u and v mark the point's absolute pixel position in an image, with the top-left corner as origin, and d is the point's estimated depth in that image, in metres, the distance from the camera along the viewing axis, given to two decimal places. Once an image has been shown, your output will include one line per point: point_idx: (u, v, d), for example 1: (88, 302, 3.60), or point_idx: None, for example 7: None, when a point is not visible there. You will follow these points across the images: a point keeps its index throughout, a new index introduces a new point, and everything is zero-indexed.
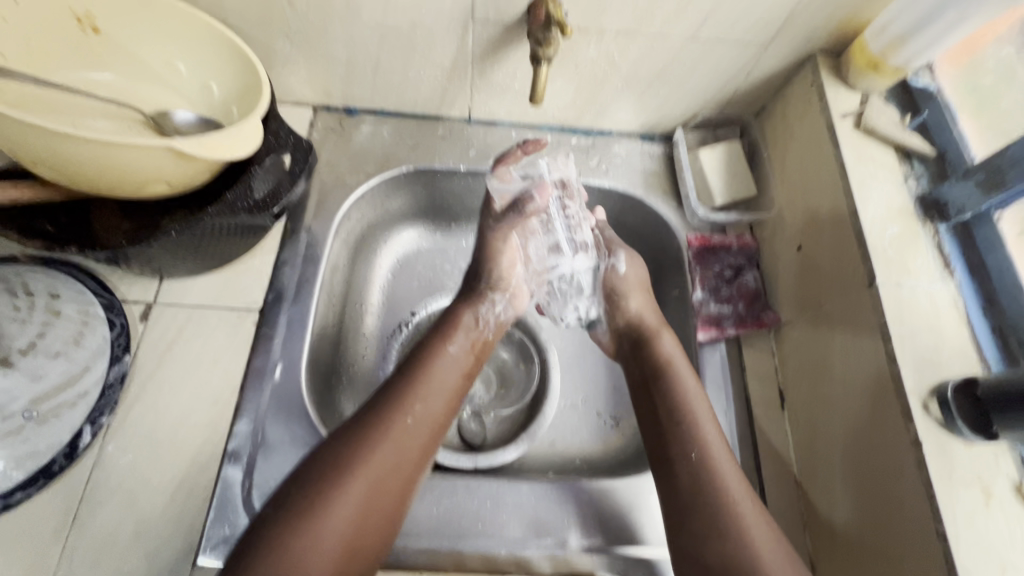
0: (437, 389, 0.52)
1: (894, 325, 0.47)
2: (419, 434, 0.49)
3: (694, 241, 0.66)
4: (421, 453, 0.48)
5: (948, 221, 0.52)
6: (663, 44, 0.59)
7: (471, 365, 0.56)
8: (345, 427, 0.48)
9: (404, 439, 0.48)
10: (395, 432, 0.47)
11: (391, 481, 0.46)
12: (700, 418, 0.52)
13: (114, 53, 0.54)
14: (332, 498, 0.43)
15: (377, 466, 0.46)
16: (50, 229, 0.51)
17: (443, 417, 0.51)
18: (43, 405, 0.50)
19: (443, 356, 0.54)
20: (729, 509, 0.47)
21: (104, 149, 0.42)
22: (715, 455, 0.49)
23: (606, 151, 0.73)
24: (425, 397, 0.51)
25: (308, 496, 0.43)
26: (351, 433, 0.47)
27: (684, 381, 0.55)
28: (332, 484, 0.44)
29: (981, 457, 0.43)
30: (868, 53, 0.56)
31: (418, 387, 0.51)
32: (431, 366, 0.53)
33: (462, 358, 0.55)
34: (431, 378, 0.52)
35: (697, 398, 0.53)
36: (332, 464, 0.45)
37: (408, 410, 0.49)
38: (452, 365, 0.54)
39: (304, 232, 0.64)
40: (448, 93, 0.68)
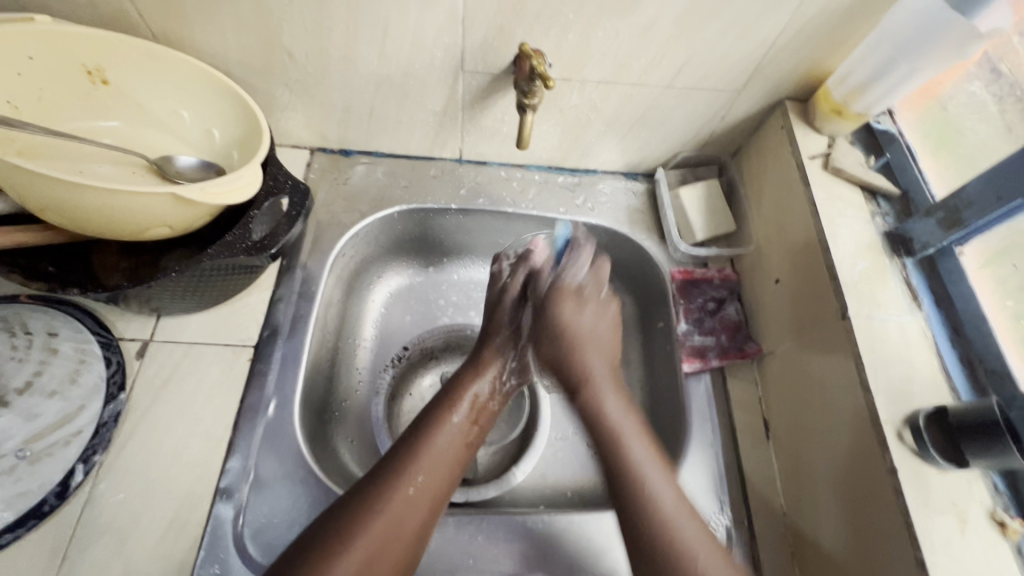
0: (438, 459, 0.52)
1: (867, 356, 0.49)
2: (419, 507, 0.49)
3: (677, 275, 0.69)
4: (420, 528, 0.48)
5: (913, 256, 0.55)
6: (641, 92, 0.63)
7: (472, 436, 0.56)
8: (347, 497, 0.48)
9: (407, 511, 0.48)
10: (396, 507, 0.47)
11: (388, 558, 0.46)
12: (654, 483, 0.50)
13: (122, 103, 0.57)
14: (329, 572, 0.43)
15: (377, 540, 0.46)
16: (51, 271, 0.53)
17: (445, 489, 0.51)
18: (36, 444, 0.51)
19: (445, 428, 0.54)
20: (671, 538, 0.47)
21: (111, 197, 0.45)
22: (660, 498, 0.49)
23: (591, 189, 0.76)
24: (428, 466, 0.51)
25: (307, 571, 0.43)
26: (352, 504, 0.47)
27: (605, 407, 0.56)
28: (330, 557, 0.44)
29: (956, 484, 0.45)
30: (832, 100, 0.60)
31: (422, 459, 0.51)
32: (436, 438, 0.53)
33: (463, 430, 0.55)
34: (434, 450, 0.52)
35: (633, 440, 0.53)
36: (332, 535, 0.45)
37: (409, 480, 0.49)
38: (454, 438, 0.54)
39: (299, 269, 0.66)
40: (440, 136, 0.71)
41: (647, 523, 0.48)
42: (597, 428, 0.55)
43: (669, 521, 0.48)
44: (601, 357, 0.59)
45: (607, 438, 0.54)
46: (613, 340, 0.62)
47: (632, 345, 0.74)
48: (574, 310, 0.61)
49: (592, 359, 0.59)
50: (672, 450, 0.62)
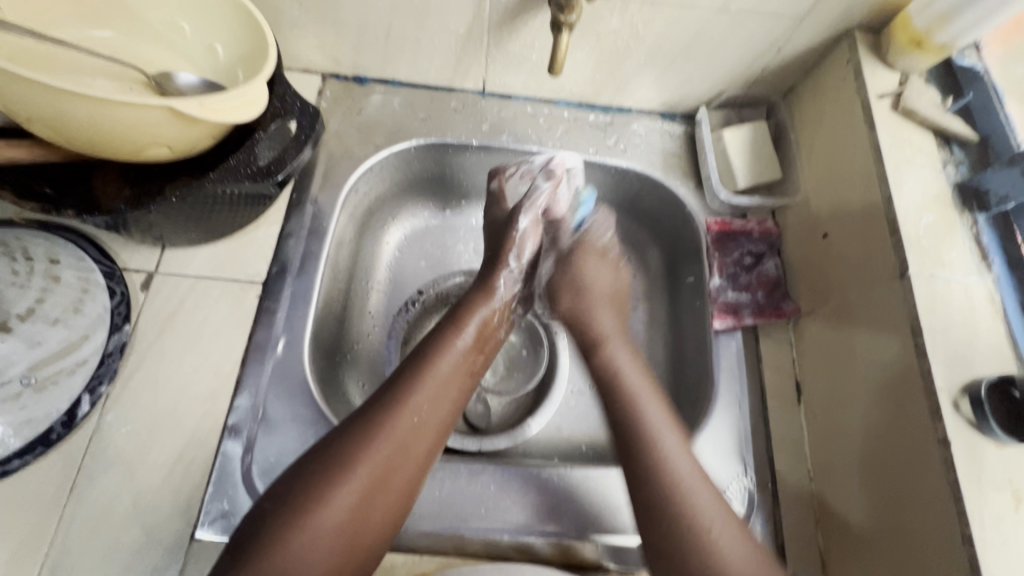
0: (441, 388, 0.49)
1: (926, 319, 0.45)
2: (424, 435, 0.47)
3: (713, 225, 0.64)
4: (424, 453, 0.47)
5: (988, 211, 0.49)
6: (690, 15, 0.56)
7: (477, 362, 0.54)
8: (351, 420, 0.46)
9: (408, 438, 0.46)
10: (400, 433, 0.45)
11: (394, 485, 0.44)
12: (655, 425, 0.49)
13: (116, 10, 0.52)
14: (332, 495, 0.42)
15: (381, 467, 0.44)
16: (49, 192, 0.49)
17: (447, 416, 0.49)
18: (42, 372, 0.49)
19: (449, 353, 0.51)
20: (682, 505, 0.44)
21: (101, 108, 0.40)
22: (676, 467, 0.46)
23: (624, 129, 0.70)
24: (430, 394, 0.49)
25: (308, 494, 0.42)
26: (351, 432, 0.45)
27: (628, 377, 0.54)
28: (331, 482, 0.42)
29: (1013, 461, 0.41)
30: (913, 28, 0.52)
31: (423, 385, 0.49)
32: (437, 365, 0.50)
33: (468, 354, 0.53)
34: (437, 376, 0.50)
35: (646, 399, 0.51)
36: (334, 461, 0.43)
37: (411, 407, 0.47)
38: (459, 365, 0.52)
39: (310, 204, 0.62)
40: (462, 63, 0.65)
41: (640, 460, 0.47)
42: (612, 383, 0.54)
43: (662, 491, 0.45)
44: (624, 345, 0.57)
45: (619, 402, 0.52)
46: (623, 300, 0.63)
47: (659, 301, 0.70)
48: (597, 267, 0.63)
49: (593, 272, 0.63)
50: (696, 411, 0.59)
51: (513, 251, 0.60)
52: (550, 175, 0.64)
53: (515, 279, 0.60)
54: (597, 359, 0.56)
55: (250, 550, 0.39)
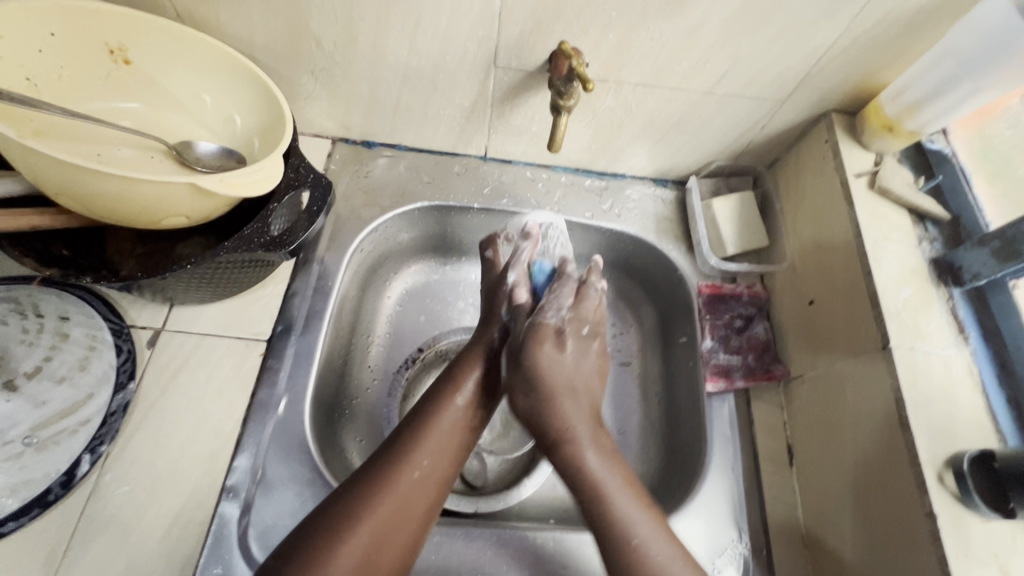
0: (443, 443, 0.50)
1: (908, 391, 0.47)
2: (425, 492, 0.47)
3: (704, 289, 0.66)
4: (427, 509, 0.47)
5: (962, 286, 0.52)
6: (680, 97, 0.60)
7: (478, 417, 0.54)
8: (354, 478, 0.47)
9: (411, 493, 0.46)
10: (403, 488, 0.46)
11: (394, 543, 0.44)
12: (625, 513, 0.48)
13: (143, 85, 0.55)
14: (336, 552, 0.42)
15: (382, 526, 0.44)
16: (65, 254, 0.51)
17: (448, 471, 0.50)
18: (44, 431, 0.50)
19: (451, 410, 0.52)
20: (638, 563, 0.46)
21: (126, 185, 0.43)
22: (648, 549, 0.46)
23: (618, 195, 0.73)
24: (432, 450, 0.49)
25: (310, 554, 0.42)
26: (352, 492, 0.45)
27: (553, 379, 0.54)
28: (334, 540, 0.42)
29: (998, 534, 0.42)
30: (883, 115, 0.57)
31: (427, 442, 0.50)
32: (438, 422, 0.51)
33: (467, 413, 0.53)
34: (440, 432, 0.51)
35: (619, 493, 0.49)
36: (337, 520, 0.44)
37: (413, 464, 0.48)
38: (459, 422, 0.52)
39: (316, 263, 0.64)
40: (466, 132, 0.69)
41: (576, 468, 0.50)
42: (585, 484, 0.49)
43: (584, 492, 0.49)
44: (600, 349, 0.59)
45: (587, 492, 0.49)
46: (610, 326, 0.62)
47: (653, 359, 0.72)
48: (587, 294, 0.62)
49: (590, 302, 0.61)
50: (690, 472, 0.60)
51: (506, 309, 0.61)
52: (527, 236, 0.65)
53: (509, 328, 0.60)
54: (602, 358, 0.59)
55: None
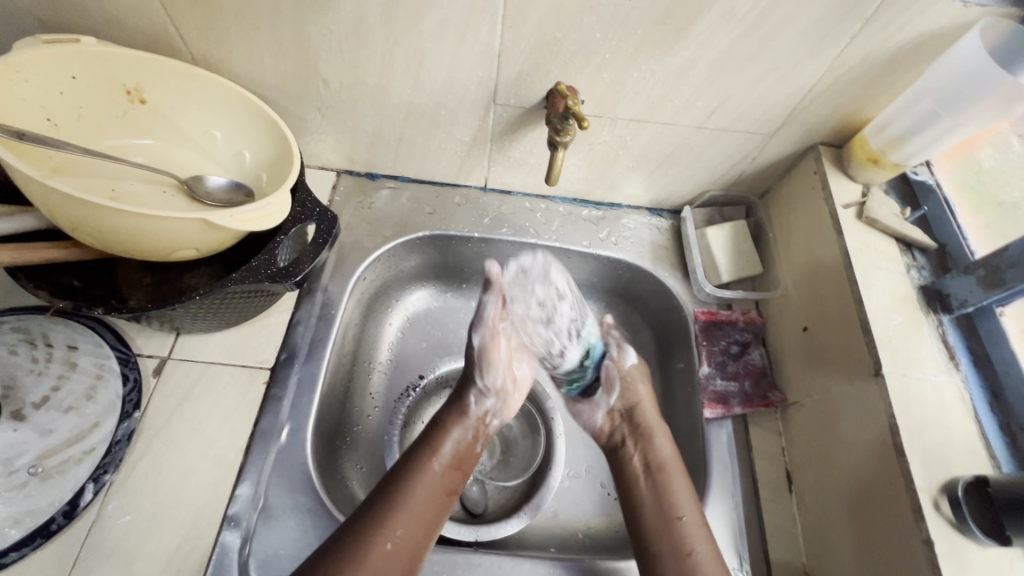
0: (416, 513, 0.50)
1: (902, 418, 0.47)
2: (398, 561, 0.48)
3: (700, 315, 0.68)
4: None
5: (951, 313, 0.53)
6: (672, 131, 0.62)
7: (454, 481, 0.55)
8: (323, 550, 0.47)
9: (379, 573, 0.46)
10: (372, 565, 0.46)
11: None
12: (690, 520, 0.53)
13: (157, 122, 0.58)
14: None
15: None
16: (76, 284, 0.53)
17: (423, 542, 0.50)
18: (49, 460, 0.50)
19: (425, 478, 0.53)
20: (682, 547, 0.52)
21: (141, 221, 0.45)
22: (696, 547, 0.51)
23: (615, 224, 0.75)
24: (407, 522, 0.50)
25: None
26: (328, 567, 0.45)
27: (676, 486, 0.55)
28: None
29: (995, 562, 0.42)
30: (869, 148, 0.59)
31: (401, 511, 0.50)
32: (415, 490, 0.52)
33: (445, 476, 0.54)
34: (414, 501, 0.51)
35: (683, 493, 0.55)
36: None
37: (385, 532, 0.48)
38: (435, 482, 0.53)
39: (320, 292, 0.66)
40: (467, 164, 0.71)
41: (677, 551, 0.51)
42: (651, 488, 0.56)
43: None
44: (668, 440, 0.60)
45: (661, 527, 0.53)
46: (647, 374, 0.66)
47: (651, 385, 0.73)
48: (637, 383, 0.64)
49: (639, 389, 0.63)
50: None
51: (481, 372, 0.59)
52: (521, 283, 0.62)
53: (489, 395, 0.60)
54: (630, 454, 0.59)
55: None
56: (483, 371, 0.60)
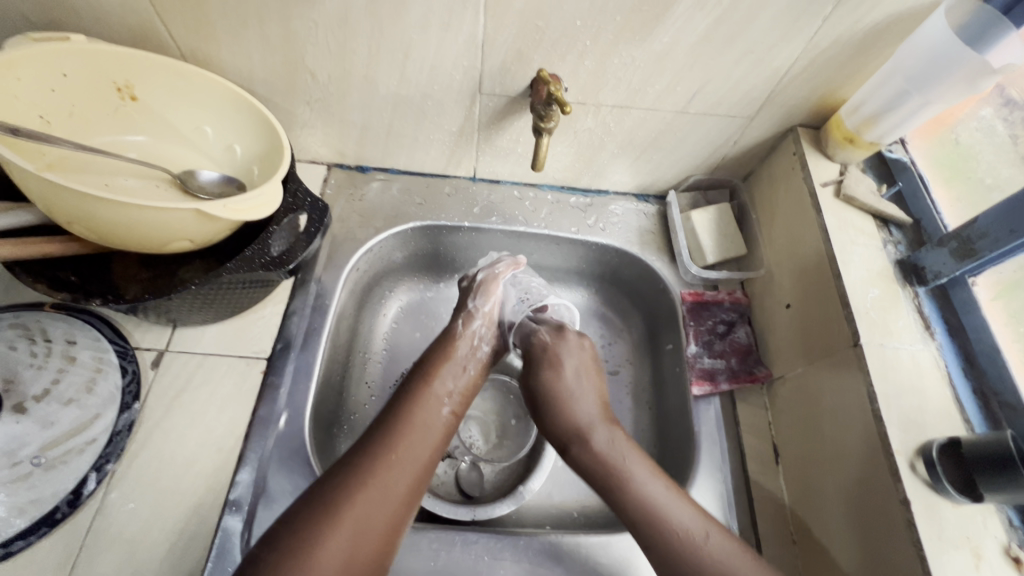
0: (421, 431, 0.53)
1: (880, 384, 0.49)
2: (411, 473, 0.50)
3: (687, 297, 0.69)
4: (409, 493, 0.49)
5: (925, 285, 0.55)
6: (654, 116, 0.64)
7: (455, 404, 0.58)
8: (334, 468, 0.48)
9: (392, 480, 0.48)
10: (385, 472, 0.48)
11: (379, 523, 0.46)
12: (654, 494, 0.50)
13: (148, 118, 0.59)
14: (325, 533, 0.43)
15: (367, 507, 0.46)
16: (73, 279, 0.54)
17: (429, 459, 0.52)
18: (52, 451, 0.51)
19: (426, 399, 0.56)
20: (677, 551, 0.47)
21: (138, 213, 0.46)
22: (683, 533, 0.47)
23: (602, 210, 0.77)
24: (411, 435, 0.52)
25: (302, 537, 0.42)
26: (339, 483, 0.46)
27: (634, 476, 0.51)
28: (321, 521, 0.43)
29: (969, 518, 0.44)
30: (844, 128, 0.61)
31: (404, 426, 0.52)
32: (416, 412, 0.54)
33: (445, 399, 0.57)
34: (416, 419, 0.53)
35: (638, 472, 0.51)
36: (323, 504, 0.45)
37: (391, 447, 0.50)
38: (436, 405, 0.56)
39: (314, 283, 0.67)
40: (455, 155, 0.72)
41: (671, 546, 0.47)
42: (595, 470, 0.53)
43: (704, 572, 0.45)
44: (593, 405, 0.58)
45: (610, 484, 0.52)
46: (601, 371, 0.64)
47: (641, 367, 0.74)
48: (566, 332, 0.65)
49: (569, 354, 0.62)
50: (680, 476, 0.62)
51: (474, 296, 0.66)
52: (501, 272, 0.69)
53: (480, 321, 0.65)
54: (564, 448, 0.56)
55: None
56: (475, 297, 0.66)
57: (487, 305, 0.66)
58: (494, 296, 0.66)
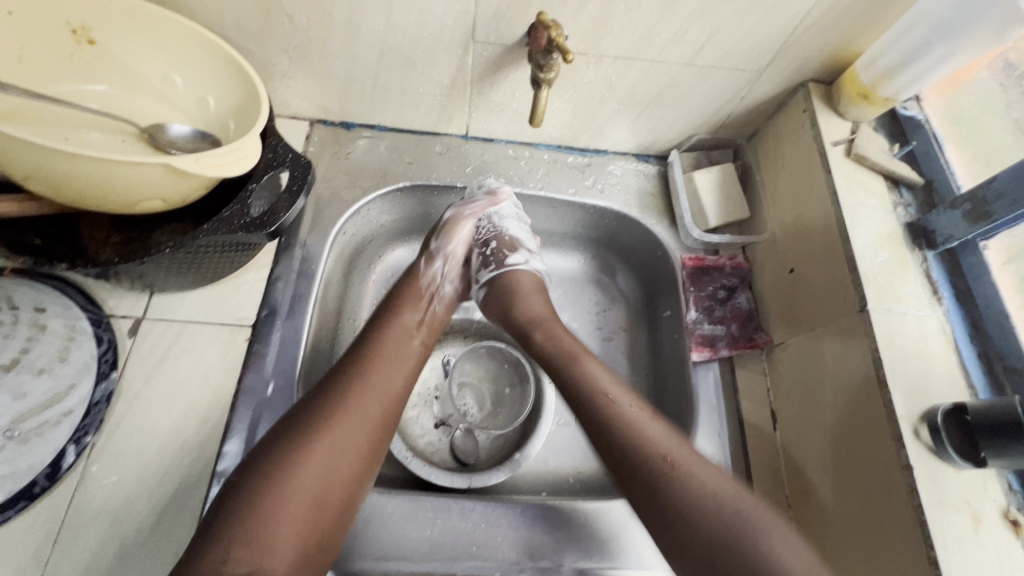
0: (392, 358, 0.54)
1: (885, 350, 0.48)
2: (385, 398, 0.50)
3: (687, 261, 0.67)
4: (384, 415, 0.50)
5: (935, 248, 0.54)
6: (659, 70, 0.60)
7: (424, 333, 0.59)
8: (309, 395, 0.49)
9: (367, 404, 0.49)
10: (359, 396, 0.49)
11: (356, 444, 0.47)
12: (658, 439, 0.48)
13: (109, 66, 0.54)
14: (302, 455, 0.44)
15: (341, 430, 0.46)
16: (38, 243, 0.50)
17: (402, 386, 0.53)
18: (26, 423, 0.49)
19: (395, 327, 0.56)
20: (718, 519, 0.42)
21: (103, 168, 0.42)
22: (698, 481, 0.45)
23: (601, 170, 0.73)
24: (380, 361, 0.53)
25: (278, 461, 0.44)
26: (314, 409, 0.47)
27: (621, 400, 0.51)
28: (298, 445, 0.45)
29: (970, 483, 0.44)
30: (859, 83, 0.58)
31: (373, 354, 0.53)
32: (386, 341, 0.55)
33: (415, 329, 0.58)
34: (385, 346, 0.54)
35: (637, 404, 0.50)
36: (299, 430, 0.46)
37: (364, 375, 0.51)
38: (406, 335, 0.57)
39: (299, 246, 0.63)
40: (447, 110, 0.68)
41: (706, 518, 0.43)
42: (589, 391, 0.52)
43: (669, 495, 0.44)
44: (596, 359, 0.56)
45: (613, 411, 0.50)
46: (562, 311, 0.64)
47: (638, 334, 0.73)
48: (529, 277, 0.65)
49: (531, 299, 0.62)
50: None
51: (437, 236, 0.67)
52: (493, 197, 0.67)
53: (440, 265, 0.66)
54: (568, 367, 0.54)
55: (229, 518, 0.41)
56: (438, 238, 0.67)
57: (450, 247, 0.67)
58: (461, 238, 0.67)
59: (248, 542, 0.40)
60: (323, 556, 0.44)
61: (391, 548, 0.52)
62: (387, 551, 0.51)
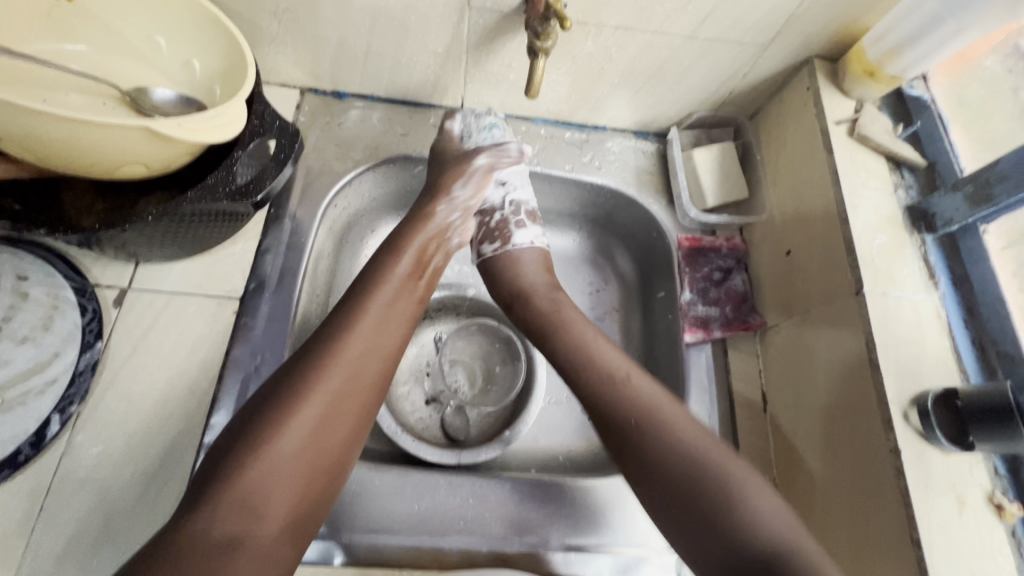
0: (385, 316, 0.51)
1: (879, 333, 0.48)
2: (375, 359, 0.49)
3: (684, 242, 0.66)
4: (376, 377, 0.49)
5: (935, 232, 0.53)
6: (660, 42, 0.58)
7: (418, 288, 0.56)
8: (298, 352, 0.47)
9: (358, 366, 0.48)
10: (348, 357, 0.47)
11: (347, 405, 0.46)
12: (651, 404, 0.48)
13: (88, 24, 0.51)
14: (289, 419, 0.43)
15: (330, 393, 0.45)
16: (18, 208, 0.49)
17: (394, 344, 0.51)
18: (8, 392, 0.48)
19: (390, 279, 0.54)
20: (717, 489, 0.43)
21: (81, 130, 0.40)
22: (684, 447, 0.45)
23: (599, 147, 0.72)
24: (374, 318, 0.50)
25: (265, 424, 0.43)
26: (301, 371, 0.46)
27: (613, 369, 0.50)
28: (286, 407, 0.44)
29: (957, 467, 0.44)
30: (865, 60, 0.56)
31: (367, 312, 0.50)
32: (378, 296, 0.52)
33: (409, 284, 0.55)
34: (376, 305, 0.51)
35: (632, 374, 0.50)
36: (287, 390, 0.44)
37: (354, 335, 0.49)
38: (399, 289, 0.54)
39: (288, 219, 0.62)
40: (442, 81, 0.66)
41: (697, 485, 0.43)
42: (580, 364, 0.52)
43: (662, 464, 0.45)
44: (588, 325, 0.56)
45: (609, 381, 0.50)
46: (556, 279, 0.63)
47: (632, 314, 0.72)
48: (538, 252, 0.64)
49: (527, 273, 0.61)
50: None
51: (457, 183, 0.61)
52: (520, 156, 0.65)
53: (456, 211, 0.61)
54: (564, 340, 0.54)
55: (217, 478, 0.41)
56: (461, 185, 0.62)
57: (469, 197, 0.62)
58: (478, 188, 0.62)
59: (237, 504, 0.40)
60: (317, 513, 0.45)
61: (379, 522, 0.52)
62: (375, 525, 0.52)
